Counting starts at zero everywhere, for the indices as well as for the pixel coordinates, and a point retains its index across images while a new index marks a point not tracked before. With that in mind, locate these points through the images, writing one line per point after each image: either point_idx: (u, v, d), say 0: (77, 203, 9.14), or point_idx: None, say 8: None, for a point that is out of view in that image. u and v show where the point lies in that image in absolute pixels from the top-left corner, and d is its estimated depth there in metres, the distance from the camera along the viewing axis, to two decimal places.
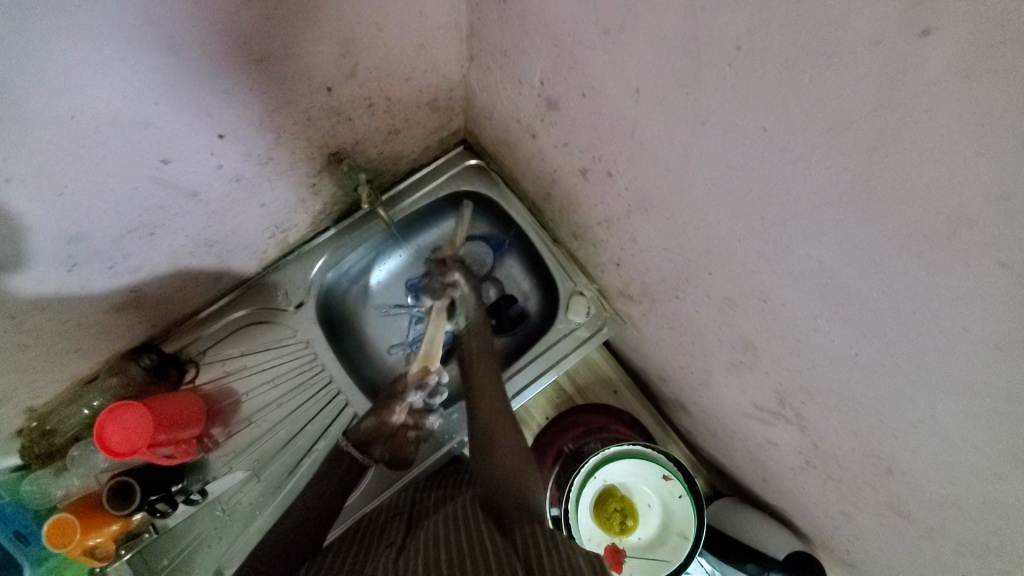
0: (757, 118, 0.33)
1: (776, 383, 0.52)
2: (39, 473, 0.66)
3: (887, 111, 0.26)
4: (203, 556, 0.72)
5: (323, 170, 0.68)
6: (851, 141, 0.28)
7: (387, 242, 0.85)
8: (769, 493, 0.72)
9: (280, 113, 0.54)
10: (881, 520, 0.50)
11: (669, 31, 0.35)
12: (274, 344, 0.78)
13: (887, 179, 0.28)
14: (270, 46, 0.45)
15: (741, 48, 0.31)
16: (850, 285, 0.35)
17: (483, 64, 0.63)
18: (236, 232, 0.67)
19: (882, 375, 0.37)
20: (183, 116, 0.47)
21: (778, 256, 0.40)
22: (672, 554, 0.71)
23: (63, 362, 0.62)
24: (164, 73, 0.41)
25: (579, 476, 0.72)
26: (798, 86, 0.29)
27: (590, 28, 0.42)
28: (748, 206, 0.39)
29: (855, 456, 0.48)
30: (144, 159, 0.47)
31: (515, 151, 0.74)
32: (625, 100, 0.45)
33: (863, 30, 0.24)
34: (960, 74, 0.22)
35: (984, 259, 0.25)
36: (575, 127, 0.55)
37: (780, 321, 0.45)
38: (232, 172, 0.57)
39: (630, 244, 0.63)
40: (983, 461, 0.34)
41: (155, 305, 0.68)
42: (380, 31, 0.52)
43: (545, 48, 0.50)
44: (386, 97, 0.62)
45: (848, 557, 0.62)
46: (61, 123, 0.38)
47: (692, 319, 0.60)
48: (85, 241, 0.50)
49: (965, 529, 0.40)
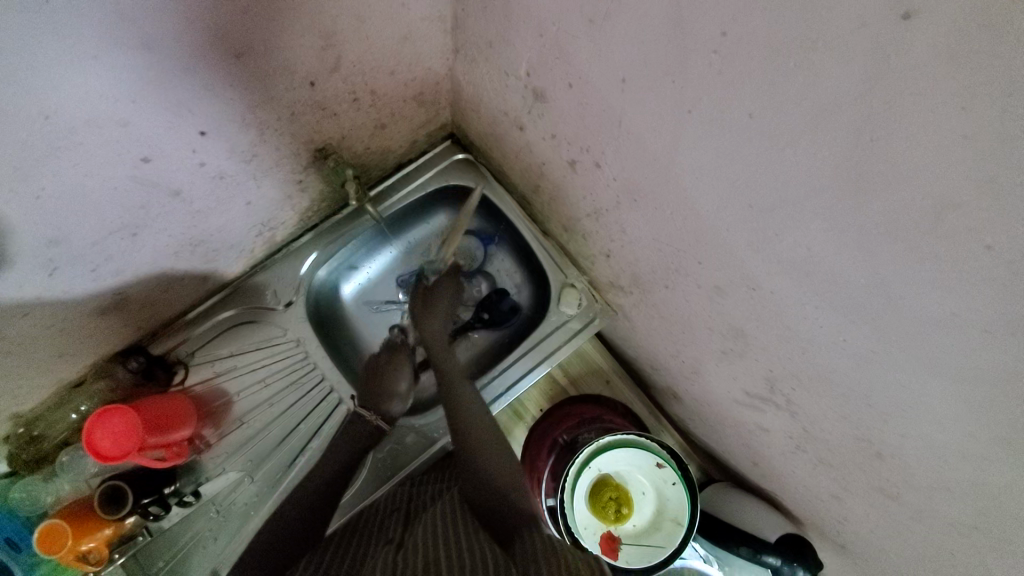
0: (745, 105, 0.33)
1: (766, 369, 0.53)
2: (29, 479, 0.66)
3: (872, 98, 0.26)
4: (198, 557, 0.72)
5: (309, 166, 0.67)
6: (836, 128, 0.28)
7: (375, 238, 0.85)
8: (760, 478, 0.74)
9: (264, 109, 0.53)
10: (871, 501, 0.51)
11: (654, 19, 0.35)
12: (264, 344, 0.78)
13: (871, 165, 0.28)
14: (249, 39, 0.44)
15: (726, 35, 0.31)
16: (839, 271, 0.35)
17: (469, 56, 0.63)
18: (220, 231, 0.66)
19: (870, 358, 0.38)
20: (161, 113, 0.45)
21: (767, 244, 0.40)
22: (666, 541, 0.72)
23: (49, 367, 0.61)
24: (141, 69, 0.40)
25: (574, 466, 0.73)
26: (783, 72, 0.29)
27: (575, 17, 0.42)
28: (736, 194, 0.39)
29: (844, 439, 0.48)
30: (125, 158, 0.46)
31: (503, 143, 0.74)
32: (612, 89, 0.44)
33: (847, 15, 0.24)
34: (945, 57, 0.22)
35: (971, 243, 0.26)
36: (563, 118, 0.55)
37: (769, 309, 0.45)
38: (215, 169, 0.56)
39: (620, 235, 0.63)
40: (970, 441, 0.34)
41: (141, 307, 0.67)
42: (362, 23, 0.51)
43: (530, 38, 0.50)
44: (371, 91, 0.61)
45: (838, 537, 0.63)
46: (36, 123, 0.37)
47: (683, 308, 0.61)
48: (66, 244, 0.49)
49: (952, 506, 0.41)
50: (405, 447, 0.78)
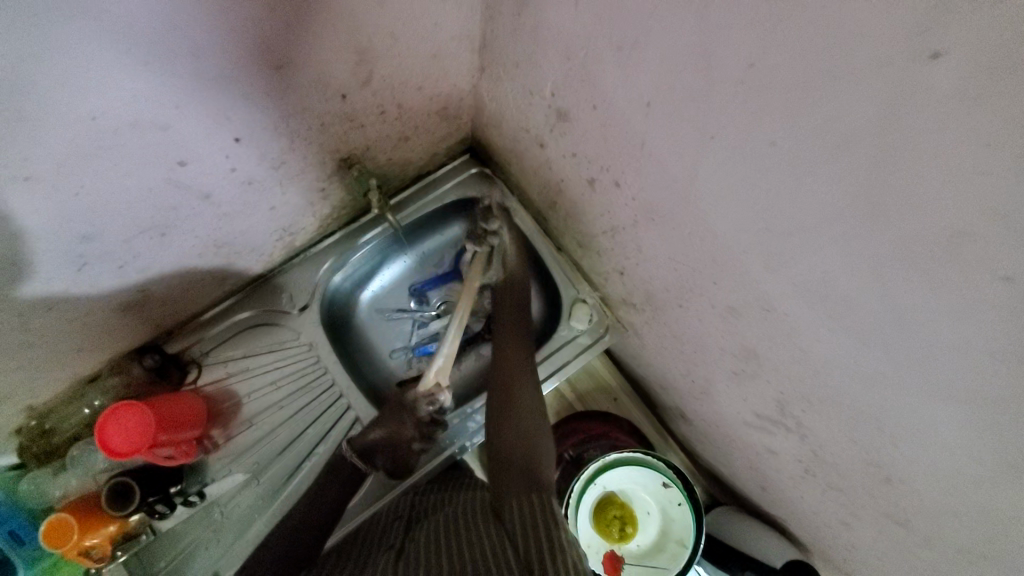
0: (767, 133, 0.34)
1: (777, 392, 0.54)
2: (38, 473, 0.65)
3: (894, 130, 0.27)
4: (199, 560, 0.71)
5: (333, 174, 0.69)
6: (856, 158, 0.30)
7: (391, 247, 0.86)
8: (767, 501, 0.73)
9: (295, 119, 0.55)
10: (880, 528, 0.51)
11: (683, 49, 0.36)
12: (276, 347, 0.78)
13: (889, 195, 0.29)
14: (289, 52, 0.46)
15: (753, 66, 0.32)
16: (856, 296, 0.36)
17: (493, 74, 0.65)
18: (243, 234, 0.67)
19: (883, 383, 0.38)
20: (200, 119, 0.47)
21: (783, 267, 0.41)
22: (670, 562, 0.71)
23: (68, 361, 0.62)
24: (185, 76, 0.42)
25: (579, 482, 0.72)
26: (808, 104, 0.30)
27: (604, 43, 0.44)
28: (754, 217, 0.40)
29: (853, 464, 0.48)
30: (162, 161, 0.48)
31: (522, 159, 0.75)
32: (636, 113, 0.46)
33: (871, 53, 0.26)
34: (966, 97, 0.23)
35: (985, 274, 0.27)
36: (585, 138, 0.57)
37: (784, 331, 0.46)
38: (245, 175, 0.58)
39: (635, 253, 0.64)
40: (981, 469, 0.34)
41: (161, 305, 0.68)
42: (395, 40, 0.53)
43: (557, 60, 0.52)
44: (398, 104, 0.63)
45: (844, 565, 0.62)
46: (83, 123, 0.39)
47: (695, 327, 0.61)
48: (98, 241, 0.50)
49: (962, 536, 0.41)
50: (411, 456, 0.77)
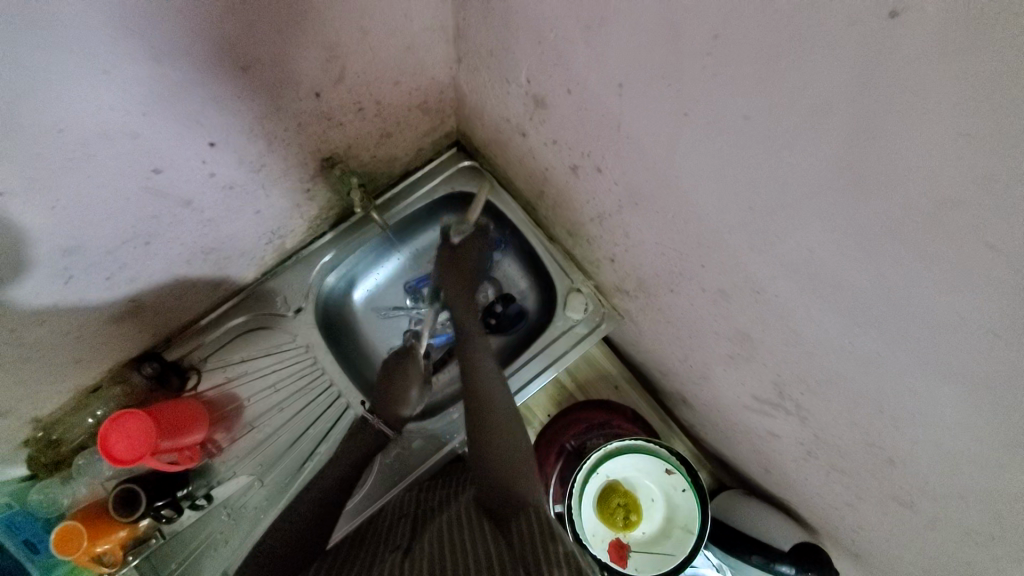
0: (740, 106, 0.33)
1: (773, 374, 0.52)
2: (47, 482, 0.67)
3: (865, 97, 0.25)
4: (210, 561, 0.73)
5: (317, 175, 0.68)
6: (833, 126, 0.28)
7: (383, 246, 0.86)
8: (773, 484, 0.72)
9: (270, 120, 0.55)
10: (885, 509, 0.50)
11: (648, 24, 0.35)
12: (274, 350, 0.79)
13: (869, 166, 0.28)
14: (255, 52, 0.45)
15: (718, 37, 0.31)
16: (843, 273, 0.34)
17: (471, 64, 0.64)
18: (232, 239, 0.67)
19: (876, 361, 0.37)
20: (173, 124, 0.47)
21: (769, 246, 0.39)
22: (676, 549, 0.70)
23: (66, 373, 0.63)
24: (150, 82, 0.42)
25: (582, 471, 0.72)
26: (777, 74, 0.29)
27: (571, 24, 0.43)
28: (737, 196, 0.39)
29: (854, 445, 0.47)
30: (138, 169, 0.48)
31: (507, 149, 0.74)
32: (609, 94, 0.45)
33: (834, 15, 0.24)
34: (936, 53, 0.22)
35: (973, 242, 0.25)
36: (564, 123, 0.55)
37: (774, 312, 0.45)
38: (226, 180, 0.58)
39: (624, 239, 0.63)
40: (982, 446, 0.33)
41: (155, 313, 0.68)
42: (365, 35, 0.52)
43: (529, 45, 0.50)
44: (376, 100, 0.62)
45: (853, 547, 0.61)
46: (51, 135, 0.39)
47: (688, 312, 0.60)
48: (80, 253, 0.51)
49: (967, 515, 0.39)
50: (411, 452, 0.78)
